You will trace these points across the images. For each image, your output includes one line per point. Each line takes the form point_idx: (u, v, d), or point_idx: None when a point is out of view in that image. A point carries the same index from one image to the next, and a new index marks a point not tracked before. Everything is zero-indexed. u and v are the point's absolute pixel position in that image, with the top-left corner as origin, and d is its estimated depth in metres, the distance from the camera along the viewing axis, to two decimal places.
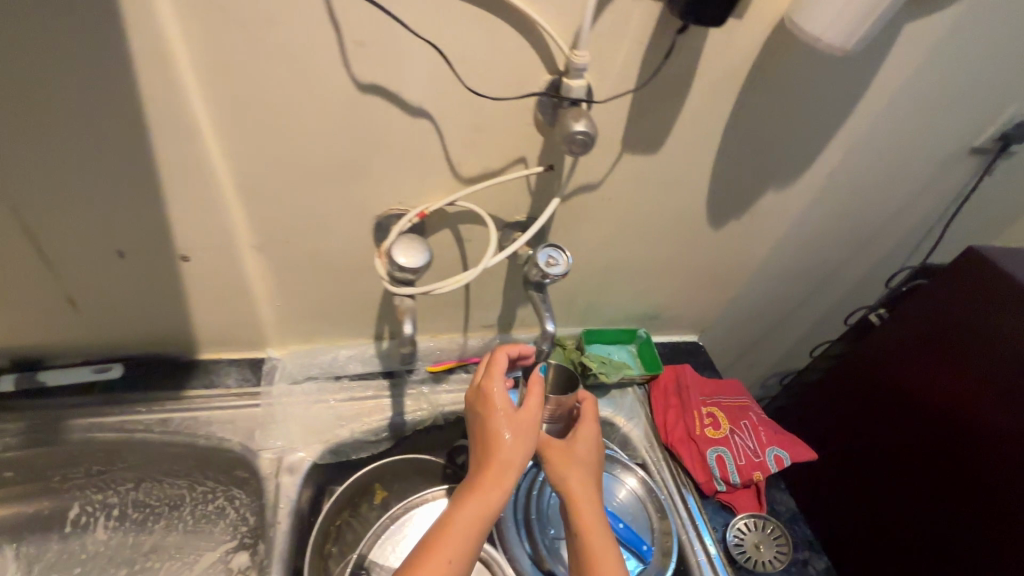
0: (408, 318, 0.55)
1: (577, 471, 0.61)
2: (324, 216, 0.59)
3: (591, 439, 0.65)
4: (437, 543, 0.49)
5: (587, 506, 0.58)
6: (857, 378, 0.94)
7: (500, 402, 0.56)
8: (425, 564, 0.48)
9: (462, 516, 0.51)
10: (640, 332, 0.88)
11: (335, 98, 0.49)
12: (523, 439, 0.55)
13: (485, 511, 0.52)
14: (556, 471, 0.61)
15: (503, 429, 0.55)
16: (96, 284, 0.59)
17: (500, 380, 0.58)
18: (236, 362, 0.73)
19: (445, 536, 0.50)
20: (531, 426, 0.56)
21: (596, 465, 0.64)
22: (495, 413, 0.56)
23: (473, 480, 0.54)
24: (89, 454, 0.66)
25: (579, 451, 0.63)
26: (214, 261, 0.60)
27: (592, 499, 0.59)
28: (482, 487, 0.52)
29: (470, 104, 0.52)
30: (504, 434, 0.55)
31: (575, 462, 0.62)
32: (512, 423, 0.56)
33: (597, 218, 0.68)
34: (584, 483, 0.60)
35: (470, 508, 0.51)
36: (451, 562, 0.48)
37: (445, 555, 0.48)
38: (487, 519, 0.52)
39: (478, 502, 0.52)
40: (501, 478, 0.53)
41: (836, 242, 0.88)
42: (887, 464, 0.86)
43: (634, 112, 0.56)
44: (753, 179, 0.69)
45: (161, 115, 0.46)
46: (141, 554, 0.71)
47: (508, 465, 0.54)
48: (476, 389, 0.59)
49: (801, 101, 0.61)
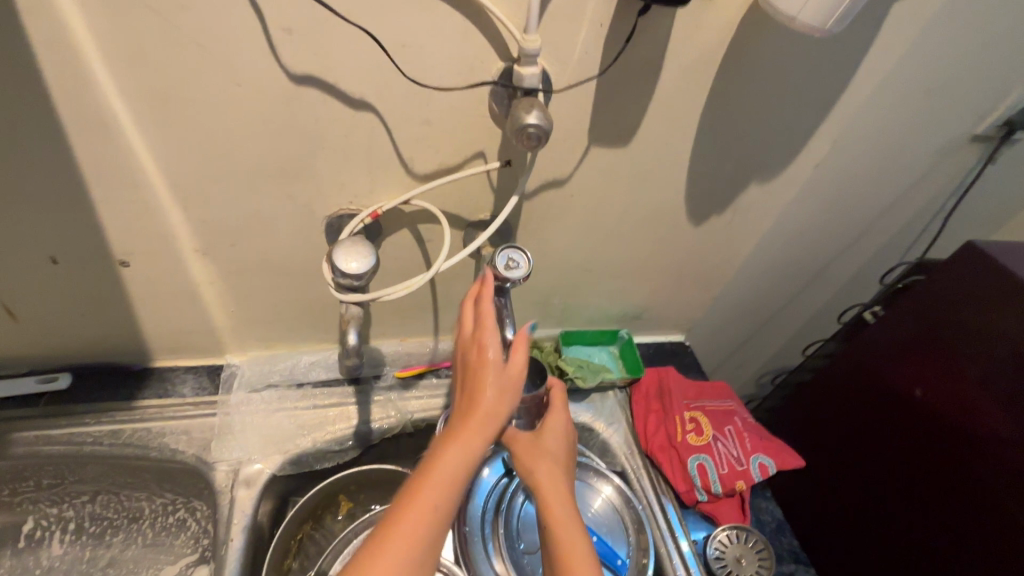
0: (352, 327, 0.54)
1: (548, 464, 0.56)
2: (269, 217, 0.55)
3: (559, 432, 0.61)
4: (410, 500, 0.44)
5: (556, 498, 0.54)
6: (849, 378, 0.90)
7: (489, 348, 0.49)
8: (397, 526, 0.42)
9: (438, 475, 0.45)
10: (622, 333, 0.84)
11: (265, 91, 0.45)
12: (510, 389, 0.48)
13: (464, 466, 0.45)
14: (524, 466, 0.56)
15: (488, 378, 0.48)
16: (32, 292, 0.57)
17: (491, 324, 0.50)
18: (193, 369, 0.71)
19: (418, 490, 0.44)
20: (519, 378, 0.49)
21: (567, 458, 0.60)
22: (482, 360, 0.48)
23: (452, 428, 0.47)
24: (37, 467, 0.64)
25: (548, 443, 0.59)
26: (156, 266, 0.57)
27: (563, 492, 0.55)
28: (460, 438, 0.46)
29: (417, 96, 0.48)
30: (485, 391, 0.48)
31: (543, 455, 0.57)
32: (499, 371, 0.48)
33: (567, 216, 0.64)
34: (553, 477, 0.56)
35: (447, 460, 0.45)
36: (425, 522, 0.43)
37: (419, 514, 0.43)
38: (467, 473, 0.46)
39: (456, 455, 0.45)
40: (482, 436, 0.47)
41: (826, 237, 0.83)
42: (880, 469, 0.83)
43: (598, 101, 0.52)
44: (733, 172, 0.65)
45: (74, 111, 0.43)
46: (97, 569, 0.68)
47: (492, 417, 0.47)
48: (467, 331, 0.52)
49: (781, 88, 0.57)
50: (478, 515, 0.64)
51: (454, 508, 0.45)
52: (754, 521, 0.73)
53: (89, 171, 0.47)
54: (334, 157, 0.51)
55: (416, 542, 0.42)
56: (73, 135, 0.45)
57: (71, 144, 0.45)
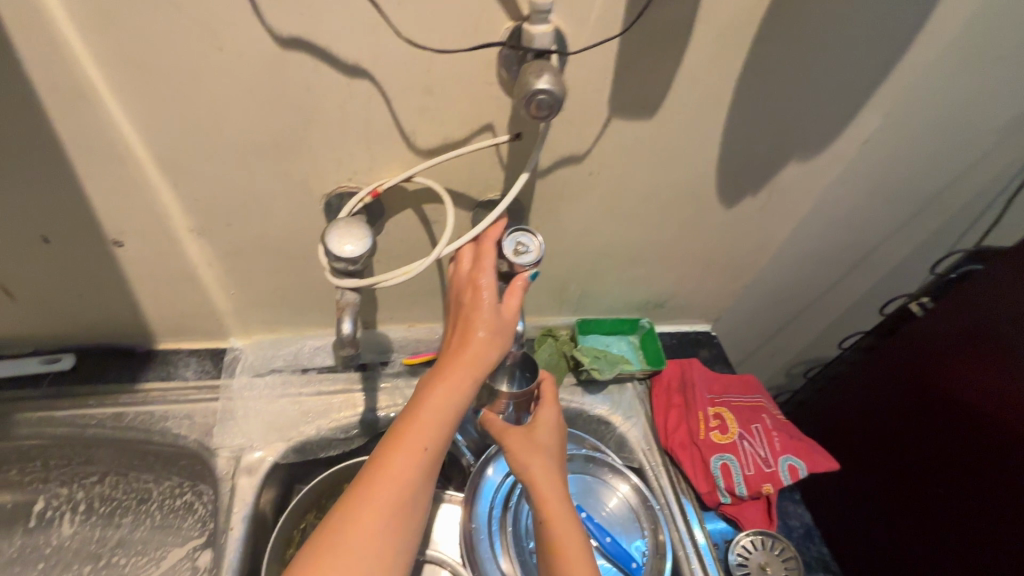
0: (349, 314, 0.51)
1: (541, 459, 0.54)
2: (265, 197, 0.52)
3: (552, 424, 0.58)
4: (399, 439, 0.44)
5: (552, 491, 0.52)
6: (889, 373, 0.83)
7: (485, 291, 0.48)
8: (388, 463, 0.43)
9: (425, 408, 0.45)
10: (642, 322, 0.79)
11: (250, 57, 0.41)
12: (501, 333, 0.48)
13: (452, 406, 0.45)
14: (518, 461, 0.54)
15: (478, 322, 0.47)
16: (27, 272, 0.55)
17: (490, 267, 0.49)
18: (197, 352, 0.69)
19: (409, 424, 0.45)
20: (511, 322, 0.48)
21: (561, 448, 0.57)
22: (476, 302, 0.48)
23: (443, 365, 0.47)
24: (41, 449, 0.64)
25: (540, 436, 0.56)
26: (150, 247, 0.55)
27: (557, 482, 0.53)
28: (448, 379, 0.45)
29: (417, 62, 0.43)
30: (478, 331, 0.47)
31: (536, 448, 0.55)
32: (491, 313, 0.47)
33: (585, 196, 0.59)
34: (549, 473, 0.53)
35: (434, 400, 0.45)
36: (415, 459, 0.44)
37: (410, 449, 0.44)
38: (457, 411, 0.46)
39: (444, 396, 0.45)
40: (469, 374, 0.46)
41: (871, 221, 0.76)
42: (922, 473, 0.76)
43: (621, 67, 0.47)
44: (771, 148, 0.59)
45: (48, 82, 0.40)
46: (107, 549, 0.67)
47: (481, 359, 0.47)
48: (463, 270, 0.51)
49: (829, 51, 0.50)
50: (486, 512, 0.61)
51: (446, 443, 0.46)
52: (781, 527, 0.68)
53: (71, 146, 0.45)
54: (329, 131, 0.47)
55: (406, 474, 0.43)
56: (50, 107, 0.42)
57: (48, 117, 0.42)
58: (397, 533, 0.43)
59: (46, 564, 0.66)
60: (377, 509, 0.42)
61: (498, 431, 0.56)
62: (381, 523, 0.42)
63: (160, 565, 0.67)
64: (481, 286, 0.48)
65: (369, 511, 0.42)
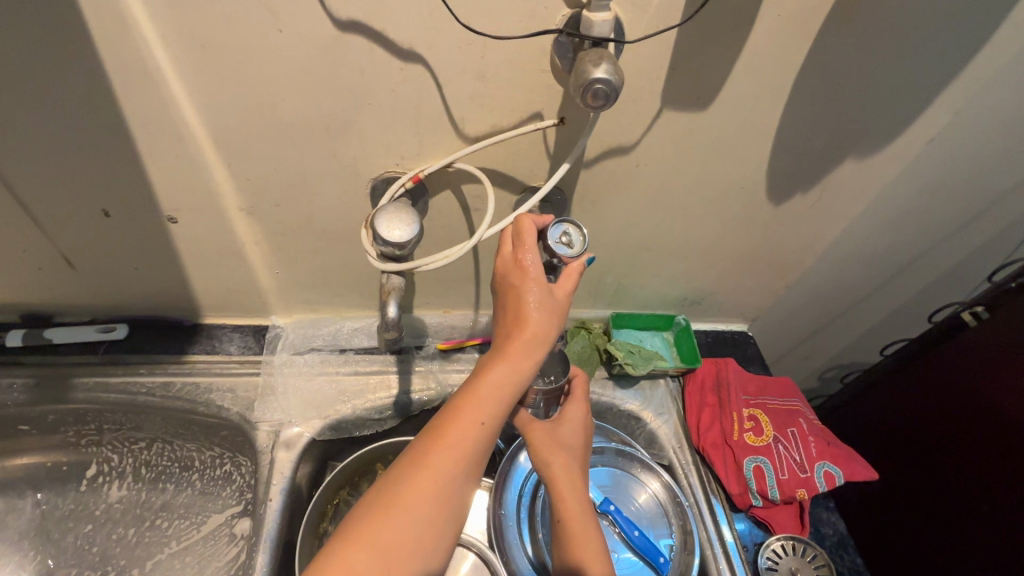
0: (393, 298, 0.52)
1: (562, 454, 0.54)
2: (314, 178, 0.53)
3: (577, 422, 0.57)
4: (460, 412, 0.44)
5: (571, 493, 0.52)
6: (929, 384, 0.81)
7: (529, 269, 0.46)
8: (447, 436, 0.43)
9: (485, 383, 0.44)
10: (678, 318, 0.78)
11: (309, 39, 0.41)
12: (557, 315, 0.46)
13: (513, 385, 0.45)
14: (540, 456, 0.53)
15: (532, 301, 0.45)
16: (86, 244, 0.58)
17: (533, 247, 0.47)
18: (240, 328, 0.72)
19: (468, 398, 0.44)
20: (565, 306, 0.46)
21: (583, 448, 0.56)
22: (526, 283, 0.46)
23: (502, 343, 0.46)
24: (95, 413, 0.66)
25: (564, 433, 0.55)
26: (202, 224, 0.56)
27: (578, 484, 0.53)
28: (511, 356, 0.45)
29: (471, 47, 0.43)
30: (531, 309, 0.45)
31: (560, 445, 0.54)
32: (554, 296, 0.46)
33: (630, 189, 0.58)
34: (569, 473, 0.53)
35: (494, 375, 0.44)
36: (472, 432, 0.43)
37: (469, 424, 0.43)
38: (513, 389, 0.45)
39: (503, 374, 0.44)
40: (527, 352, 0.45)
41: (927, 224, 0.73)
42: (969, 487, 0.73)
43: (678, 57, 0.45)
44: (828, 144, 0.57)
45: (117, 61, 0.41)
46: (151, 512, 0.70)
47: (539, 340, 0.45)
48: (504, 252, 0.48)
49: (899, 44, 0.48)
50: (514, 498, 0.62)
51: (500, 423, 0.45)
52: (813, 533, 0.67)
53: (135, 124, 0.46)
54: (380, 116, 0.48)
55: (467, 447, 0.43)
56: (117, 85, 0.43)
57: (115, 95, 0.44)
58: (449, 505, 0.43)
59: (95, 525, 0.69)
60: (434, 479, 0.42)
61: (524, 424, 0.54)
62: (437, 492, 0.42)
63: (200, 530, 0.70)
64: (524, 265, 0.46)
65: (422, 477, 0.42)
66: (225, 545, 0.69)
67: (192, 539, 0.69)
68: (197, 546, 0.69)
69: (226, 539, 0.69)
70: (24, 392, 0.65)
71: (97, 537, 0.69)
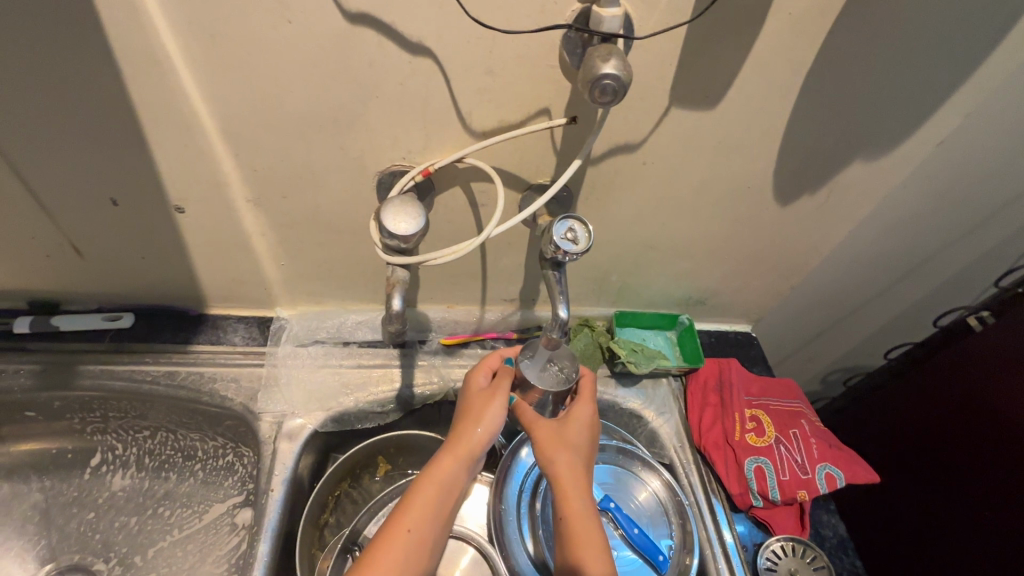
0: (398, 292, 0.52)
1: (566, 454, 0.54)
2: (321, 172, 0.53)
3: (585, 421, 0.57)
4: (396, 516, 0.49)
5: (575, 491, 0.52)
6: (934, 389, 0.80)
7: (473, 385, 0.57)
8: (382, 540, 0.48)
9: (421, 485, 0.51)
10: (681, 318, 0.78)
11: (318, 31, 0.42)
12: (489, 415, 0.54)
13: (443, 482, 0.51)
14: (544, 454, 0.54)
15: (470, 408, 0.55)
16: (95, 232, 0.58)
17: (482, 370, 0.58)
18: (245, 319, 0.73)
19: (406, 502, 0.50)
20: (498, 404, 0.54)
21: (590, 448, 0.56)
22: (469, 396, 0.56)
23: (444, 447, 0.53)
24: (100, 400, 0.67)
25: (571, 432, 0.56)
26: (209, 214, 0.57)
27: (582, 484, 0.53)
28: (445, 456, 0.52)
29: (480, 41, 0.43)
30: (469, 413, 0.54)
31: (565, 444, 0.55)
32: (478, 411, 0.54)
33: (636, 187, 0.58)
34: (574, 471, 0.53)
35: (428, 477, 0.51)
36: (404, 537, 0.48)
37: (400, 528, 0.49)
38: (445, 492, 0.51)
39: (436, 474, 0.51)
40: (460, 451, 0.53)
41: (935, 227, 0.72)
42: (971, 491, 0.73)
43: (686, 54, 0.45)
44: (835, 145, 0.56)
45: (128, 50, 0.42)
46: (154, 500, 0.71)
47: (472, 438, 0.53)
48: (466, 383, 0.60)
49: (909, 46, 0.48)
50: (515, 494, 0.62)
51: (429, 525, 0.50)
52: (813, 535, 0.67)
53: (144, 114, 0.47)
54: (388, 109, 0.48)
55: (397, 551, 0.47)
56: (128, 74, 0.43)
57: (126, 84, 0.44)
58: None
59: (98, 512, 0.70)
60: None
61: (528, 422, 0.56)
62: None
63: (202, 518, 0.70)
64: (472, 384, 0.57)
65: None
66: (226, 534, 0.69)
67: (194, 528, 0.70)
68: (199, 534, 0.69)
69: (228, 529, 0.69)
70: (30, 377, 0.65)
71: (100, 524, 0.70)
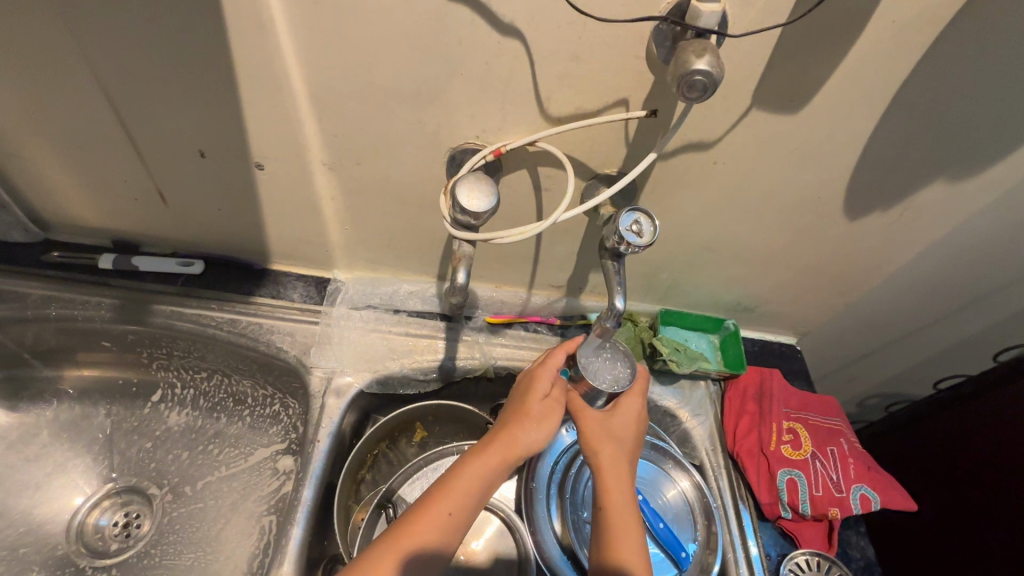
0: (463, 266, 0.54)
1: (611, 447, 0.55)
2: (397, 143, 0.55)
3: (632, 415, 0.58)
4: (436, 500, 0.50)
5: (617, 485, 0.54)
6: (983, 425, 0.77)
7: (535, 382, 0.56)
8: (421, 522, 0.49)
9: (464, 473, 0.52)
10: (727, 323, 0.77)
11: (415, 5, 0.43)
12: (543, 421, 0.55)
13: (485, 475, 0.52)
14: (589, 444, 0.56)
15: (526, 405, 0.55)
16: (179, 180, 0.62)
17: (546, 366, 0.57)
18: (304, 278, 0.76)
19: (449, 488, 0.51)
20: (551, 412, 0.55)
21: (634, 443, 0.57)
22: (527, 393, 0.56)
23: (492, 438, 0.54)
24: (169, 338, 0.71)
25: (618, 426, 0.57)
26: (286, 173, 0.59)
27: (624, 478, 0.54)
28: (492, 450, 0.53)
29: (571, 26, 0.43)
30: (524, 411, 0.55)
31: (610, 436, 0.56)
32: (534, 413, 0.55)
33: (703, 187, 0.58)
34: (616, 464, 0.55)
35: (472, 466, 0.52)
36: (441, 522, 0.49)
37: (438, 514, 0.49)
38: (484, 482, 0.52)
39: (479, 467, 0.52)
40: (506, 446, 0.53)
41: (1010, 259, 0.69)
42: (1007, 528, 0.71)
43: (777, 57, 0.45)
44: (916, 163, 0.55)
45: (236, 9, 0.44)
46: (206, 437, 0.76)
47: (522, 438, 0.54)
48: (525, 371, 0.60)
49: (1016, 66, 0.45)
50: (546, 474, 0.64)
51: (469, 512, 0.51)
52: (840, 554, 0.66)
53: (241, 72, 0.49)
54: (470, 87, 0.49)
55: (434, 534, 0.49)
56: (233, 32, 0.45)
57: (229, 41, 0.46)
58: None
59: (155, 442, 0.76)
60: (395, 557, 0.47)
61: (576, 409, 0.57)
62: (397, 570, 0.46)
63: (247, 459, 0.75)
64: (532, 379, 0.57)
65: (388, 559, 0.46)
66: (267, 478, 0.73)
67: (239, 467, 0.74)
68: (243, 474, 0.74)
69: (270, 473, 0.73)
70: (110, 310, 0.70)
71: (156, 453, 0.75)
